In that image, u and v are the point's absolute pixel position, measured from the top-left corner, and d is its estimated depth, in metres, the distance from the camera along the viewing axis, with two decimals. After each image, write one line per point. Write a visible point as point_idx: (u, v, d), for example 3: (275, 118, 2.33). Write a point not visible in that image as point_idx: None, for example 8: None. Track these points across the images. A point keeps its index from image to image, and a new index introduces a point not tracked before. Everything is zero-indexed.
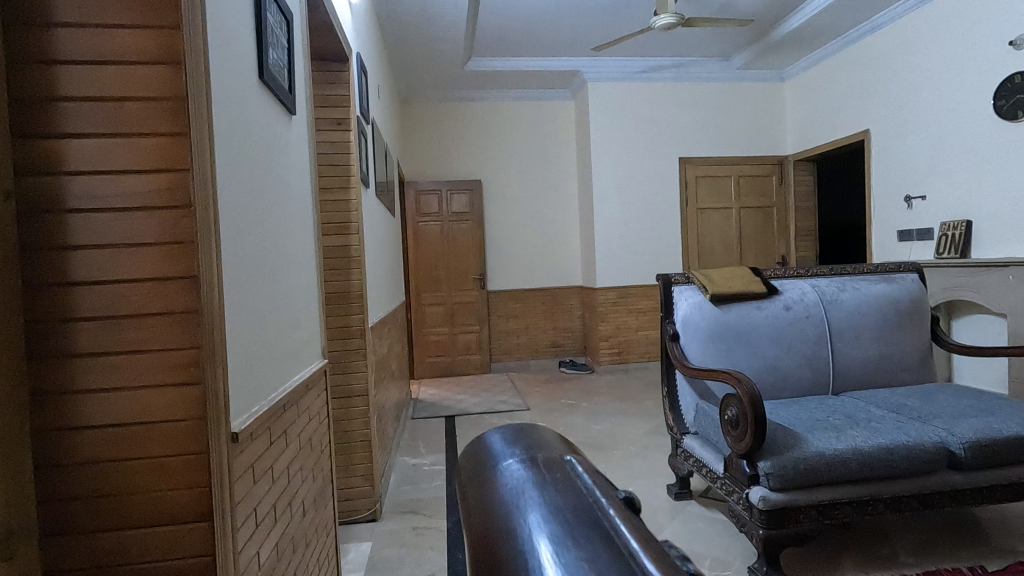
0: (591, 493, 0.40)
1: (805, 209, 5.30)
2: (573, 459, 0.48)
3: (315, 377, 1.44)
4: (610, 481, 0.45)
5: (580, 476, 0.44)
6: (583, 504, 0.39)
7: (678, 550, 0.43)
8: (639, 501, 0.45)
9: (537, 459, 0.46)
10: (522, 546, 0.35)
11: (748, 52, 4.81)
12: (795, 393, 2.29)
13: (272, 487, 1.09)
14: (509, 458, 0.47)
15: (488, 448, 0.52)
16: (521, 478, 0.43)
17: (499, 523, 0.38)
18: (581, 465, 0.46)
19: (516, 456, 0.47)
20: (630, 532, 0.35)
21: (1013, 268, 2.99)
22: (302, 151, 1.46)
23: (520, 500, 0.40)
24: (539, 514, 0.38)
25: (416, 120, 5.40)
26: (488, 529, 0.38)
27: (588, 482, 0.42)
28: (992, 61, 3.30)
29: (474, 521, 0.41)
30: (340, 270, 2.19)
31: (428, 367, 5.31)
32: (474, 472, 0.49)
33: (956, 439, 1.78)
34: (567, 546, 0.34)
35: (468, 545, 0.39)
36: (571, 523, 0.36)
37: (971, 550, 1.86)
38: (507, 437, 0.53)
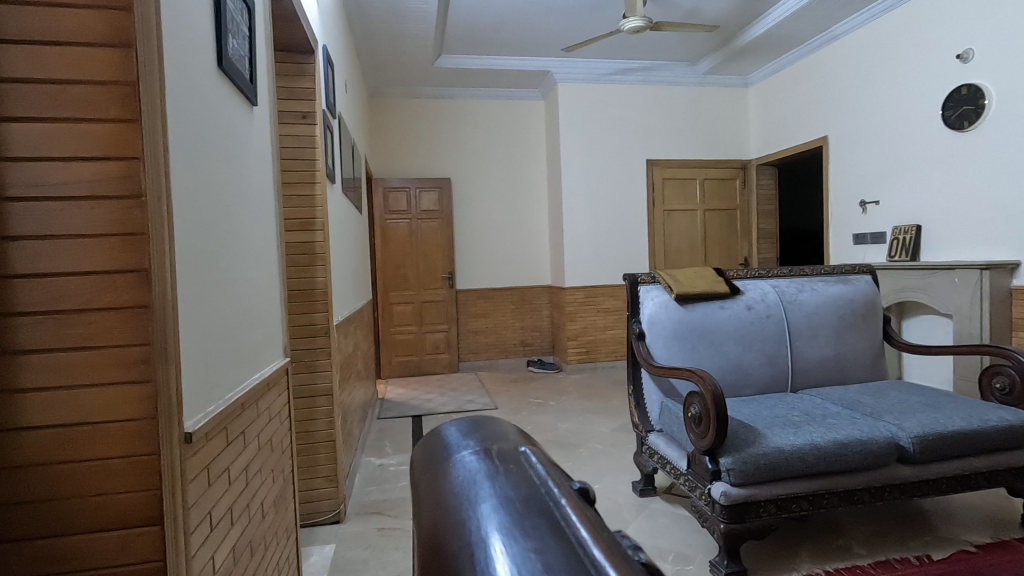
0: (544, 483, 0.40)
1: (767, 212, 5.45)
2: (528, 450, 0.48)
3: (276, 376, 1.41)
4: (564, 473, 0.44)
5: (533, 467, 0.44)
6: (535, 494, 0.38)
7: (631, 540, 0.43)
8: (593, 492, 0.45)
9: (492, 449, 0.46)
10: (470, 537, 0.34)
11: (713, 58, 4.92)
12: (756, 390, 2.34)
13: (229, 489, 1.06)
14: (463, 450, 0.47)
15: (443, 439, 0.52)
16: (474, 469, 0.43)
17: (449, 515, 0.38)
18: (536, 456, 0.46)
19: (471, 448, 0.47)
20: (581, 521, 0.35)
21: (959, 271, 3.13)
22: (264, 144, 1.43)
23: (473, 489, 0.40)
24: (491, 502, 0.37)
25: (385, 116, 5.33)
26: (439, 522, 0.38)
27: (542, 473, 0.42)
28: (942, 72, 3.45)
29: (425, 511, 0.40)
30: (305, 267, 2.14)
31: (395, 367, 5.25)
32: (428, 462, 0.48)
33: (906, 434, 1.86)
34: (516, 536, 0.33)
35: (417, 538, 0.38)
36: (521, 513, 0.36)
37: (919, 540, 1.94)
38: (463, 429, 0.53)
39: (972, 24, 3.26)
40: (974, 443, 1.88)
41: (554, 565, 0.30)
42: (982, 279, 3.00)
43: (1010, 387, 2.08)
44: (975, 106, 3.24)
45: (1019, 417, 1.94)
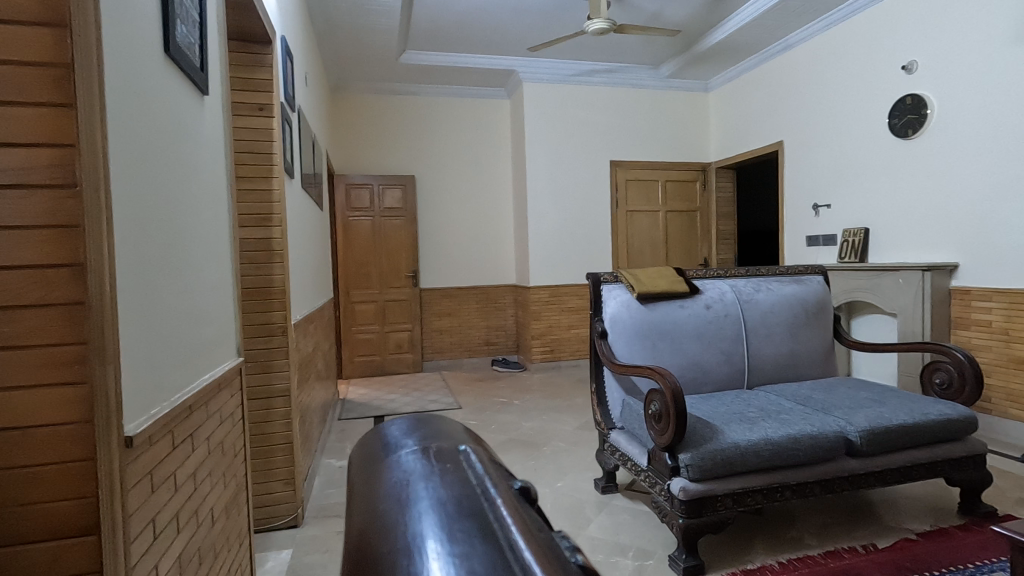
0: (480, 483, 0.40)
1: (726, 214, 5.59)
2: (469, 449, 0.47)
3: (228, 376, 1.36)
4: (503, 473, 0.44)
5: (472, 465, 0.44)
6: (468, 493, 0.38)
7: (569, 541, 0.43)
8: (534, 491, 0.45)
9: (432, 448, 0.46)
10: (401, 540, 0.34)
11: (675, 63, 5.01)
12: (714, 387, 2.40)
13: (175, 495, 1.01)
14: (404, 448, 0.47)
15: (384, 437, 0.52)
16: (412, 468, 0.43)
17: (383, 515, 0.37)
18: (476, 455, 0.46)
19: (411, 445, 0.47)
20: (513, 522, 0.35)
21: (903, 272, 3.27)
22: (216, 136, 1.37)
23: (408, 488, 0.40)
24: (424, 502, 0.37)
25: (347, 111, 5.22)
26: (370, 523, 0.38)
27: (479, 472, 0.42)
28: (889, 83, 3.62)
29: (360, 510, 0.40)
30: (261, 264, 2.07)
31: (357, 367, 5.16)
32: (367, 460, 0.48)
33: (853, 428, 1.94)
34: (446, 538, 0.33)
35: (348, 538, 0.38)
36: (453, 515, 0.35)
37: (865, 530, 2.02)
38: (406, 427, 0.53)
39: (916, 36, 3.43)
40: (916, 436, 1.98)
41: (479, 568, 0.30)
42: (924, 280, 3.16)
43: (950, 382, 2.19)
44: (919, 115, 3.41)
45: (956, 411, 2.05)
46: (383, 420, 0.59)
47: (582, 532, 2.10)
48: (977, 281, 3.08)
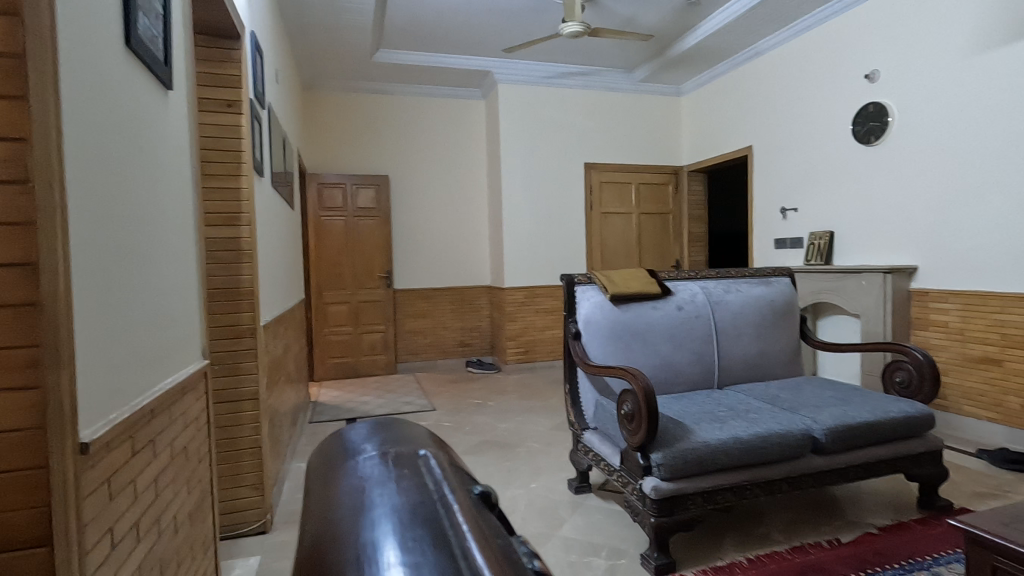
0: (436, 489, 0.41)
1: (698, 217, 5.68)
2: (428, 454, 0.48)
3: (193, 379, 1.32)
4: (462, 480, 0.45)
5: (431, 471, 0.44)
6: (425, 500, 0.39)
7: (528, 547, 0.44)
8: (494, 496, 0.46)
9: (391, 455, 0.46)
10: (358, 550, 0.35)
11: (648, 67, 5.08)
12: (686, 387, 2.43)
13: (135, 502, 0.98)
14: (365, 454, 0.47)
15: (346, 443, 0.52)
16: (371, 475, 0.43)
17: (341, 523, 0.38)
18: (436, 460, 0.47)
19: (372, 452, 0.47)
20: (469, 530, 0.35)
21: (866, 274, 3.38)
22: (181, 133, 1.34)
23: (366, 495, 0.40)
24: (380, 510, 0.38)
25: (320, 109, 5.14)
26: (327, 531, 0.38)
27: (438, 477, 0.43)
28: (853, 91, 3.73)
29: (317, 517, 0.40)
30: (229, 264, 2.02)
31: (329, 368, 5.09)
32: (328, 466, 0.48)
33: (819, 426, 1.99)
34: (400, 549, 0.33)
35: (303, 547, 0.38)
36: (407, 524, 0.36)
37: (830, 526, 2.07)
38: (368, 432, 0.53)
39: (879, 46, 3.54)
40: (878, 433, 2.04)
41: None
42: (886, 282, 3.27)
43: (909, 380, 2.27)
44: (881, 122, 3.52)
45: (916, 408, 2.12)
46: (350, 423, 0.59)
47: (555, 532, 2.11)
48: (935, 283, 3.19)
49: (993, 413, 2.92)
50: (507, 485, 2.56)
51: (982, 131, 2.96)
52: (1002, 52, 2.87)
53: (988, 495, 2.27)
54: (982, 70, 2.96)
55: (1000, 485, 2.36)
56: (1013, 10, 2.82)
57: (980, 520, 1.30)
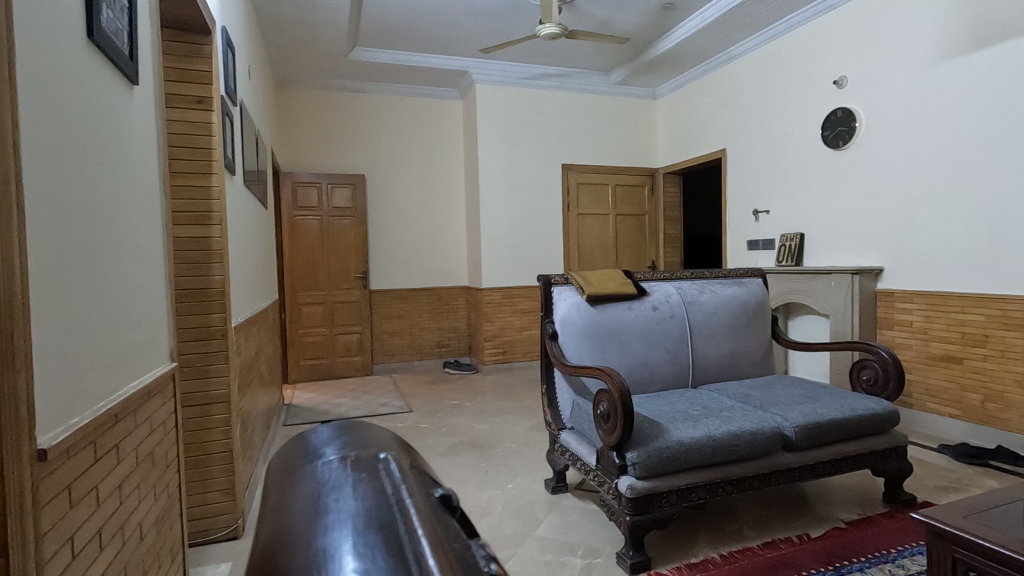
0: (394, 492, 0.40)
1: (673, 218, 5.76)
2: (389, 456, 0.47)
3: (160, 382, 1.29)
4: (423, 482, 0.44)
5: (390, 473, 0.43)
6: (382, 504, 0.38)
7: (487, 549, 0.43)
8: (456, 497, 0.45)
9: (351, 459, 0.45)
10: (312, 557, 0.34)
11: (625, 69, 5.13)
12: (661, 386, 2.46)
13: (97, 511, 0.95)
14: (326, 457, 0.46)
15: (310, 445, 0.51)
16: (329, 481, 0.42)
17: (297, 530, 0.37)
18: (396, 462, 0.46)
19: (333, 455, 0.46)
20: (425, 534, 0.35)
21: (834, 275, 3.47)
22: (147, 130, 1.30)
23: (322, 502, 0.39)
24: (335, 517, 0.37)
25: (294, 106, 5.06)
26: (283, 538, 0.37)
27: (396, 480, 0.42)
28: (822, 96, 3.82)
29: (273, 525, 0.39)
30: (198, 264, 1.97)
31: (303, 370, 5.01)
32: (289, 469, 0.47)
33: (789, 424, 2.03)
34: (353, 555, 0.33)
35: (258, 554, 0.37)
36: (362, 529, 0.35)
37: (800, 521, 2.12)
38: (332, 435, 0.52)
39: (847, 53, 3.64)
40: (845, 430, 2.09)
41: None
42: (853, 283, 3.36)
43: (875, 378, 2.33)
44: (848, 127, 3.62)
45: (881, 405, 2.18)
46: (318, 425, 0.58)
47: (532, 533, 2.11)
48: (900, 284, 3.30)
49: (954, 410, 3.03)
50: (484, 486, 2.55)
51: (944, 136, 3.07)
52: (962, 61, 2.98)
53: (950, 488, 2.35)
54: (943, 77, 3.06)
55: (960, 479, 2.44)
56: (972, 20, 2.92)
57: (941, 513, 1.34)
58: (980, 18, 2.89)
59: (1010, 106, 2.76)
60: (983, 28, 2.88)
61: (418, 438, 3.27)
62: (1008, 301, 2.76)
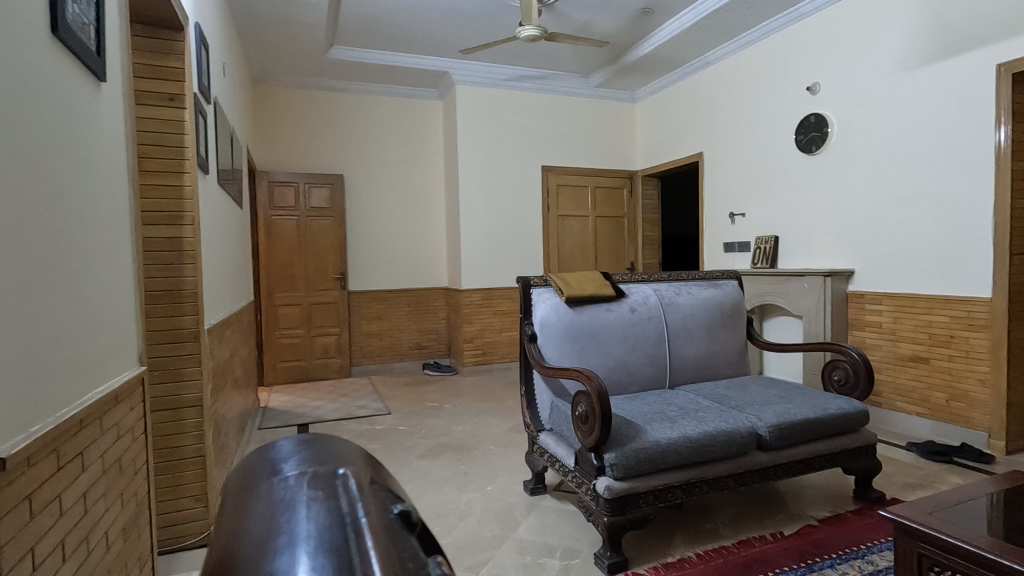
0: (348, 511, 0.39)
1: (652, 221, 5.81)
2: (347, 472, 0.46)
3: (128, 387, 1.25)
4: (380, 497, 0.43)
5: (347, 490, 0.42)
6: (336, 526, 0.37)
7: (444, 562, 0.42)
8: (413, 511, 0.44)
9: (307, 477, 0.44)
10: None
11: (604, 73, 5.16)
12: (638, 387, 2.49)
13: (60, 520, 0.92)
14: (283, 477, 0.45)
15: (269, 460, 0.49)
16: (284, 502, 0.41)
17: (249, 556, 0.35)
18: (356, 478, 0.45)
19: (290, 474, 0.45)
20: (377, 555, 0.34)
21: (808, 277, 3.54)
22: (115, 128, 1.26)
23: (277, 523, 0.38)
24: (285, 542, 0.36)
25: (271, 105, 4.99)
26: (234, 562, 0.35)
27: (353, 498, 0.41)
28: (796, 102, 3.90)
29: (223, 547, 0.38)
30: (169, 265, 1.93)
31: (280, 373, 4.94)
32: (247, 485, 0.46)
33: (763, 424, 2.07)
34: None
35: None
36: (314, 553, 0.34)
37: (774, 519, 2.16)
38: (291, 448, 0.51)
39: (820, 61, 3.72)
40: (817, 429, 2.14)
41: None
42: (825, 285, 3.43)
43: (847, 378, 2.39)
44: (821, 132, 3.70)
45: (852, 405, 2.24)
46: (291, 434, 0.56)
47: (511, 535, 2.11)
48: (870, 286, 3.38)
49: (921, 409, 3.11)
50: (463, 489, 2.54)
51: (912, 142, 3.16)
52: (928, 70, 3.07)
53: (917, 485, 2.42)
54: (912, 84, 3.15)
55: (927, 476, 2.52)
56: (938, 31, 3.02)
57: (908, 510, 1.38)
58: (945, 28, 2.99)
59: (973, 114, 2.86)
60: (948, 39, 2.97)
61: (397, 441, 3.24)
62: (972, 303, 2.85)
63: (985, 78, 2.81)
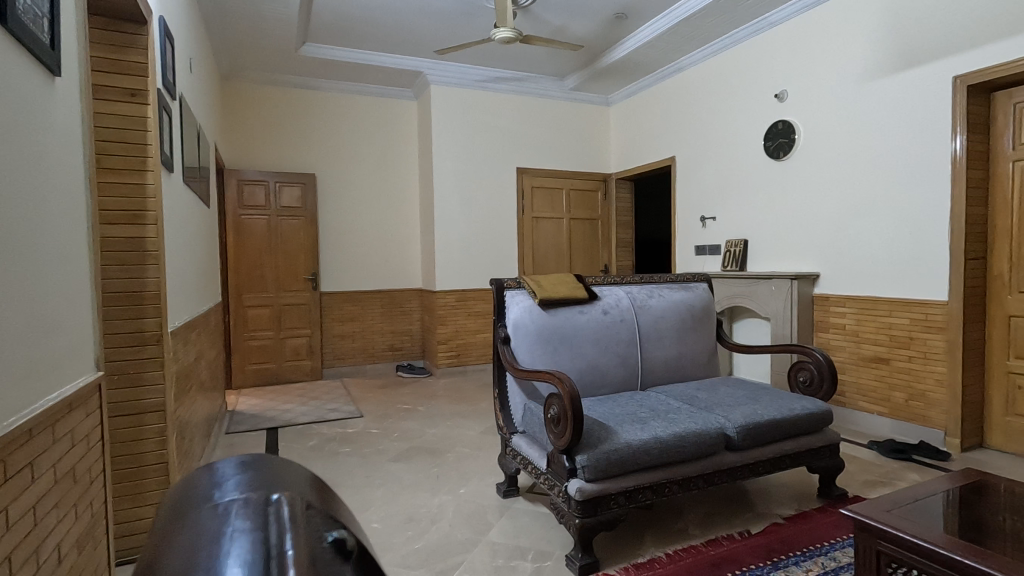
0: (268, 551, 0.28)
1: (625, 223, 5.87)
2: (282, 497, 0.36)
3: (83, 393, 1.21)
4: (320, 523, 0.33)
5: (278, 521, 0.32)
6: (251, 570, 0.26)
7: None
8: (366, 539, 0.34)
9: (232, 509, 0.34)
10: None
11: (579, 77, 5.20)
12: (610, 389, 2.51)
13: (7, 536, 0.88)
14: (206, 511, 0.35)
15: (198, 488, 0.40)
16: (197, 545, 0.31)
17: None
18: (291, 505, 0.34)
19: (214, 508, 0.35)
20: None
21: (775, 281, 3.63)
22: (70, 123, 1.22)
23: (185, 566, 0.29)
24: None
25: (240, 101, 4.89)
26: None
27: (281, 530, 0.31)
28: (765, 109, 3.99)
29: None
30: (131, 266, 1.87)
31: (248, 375, 4.84)
32: (166, 521, 0.36)
33: (732, 425, 2.11)
34: None
35: None
36: None
37: (742, 518, 2.20)
38: (226, 473, 0.41)
39: (788, 69, 3.81)
40: (784, 429, 2.19)
41: None
42: (792, 288, 3.52)
43: (812, 379, 2.45)
44: (789, 139, 3.79)
45: (816, 405, 2.29)
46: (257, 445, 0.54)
47: (483, 538, 2.10)
48: (834, 289, 3.48)
49: (882, 408, 3.21)
50: (435, 492, 2.52)
51: (874, 150, 3.26)
52: (890, 80, 3.17)
53: (877, 482, 2.50)
54: (875, 93, 3.25)
55: (887, 473, 2.60)
56: (899, 44, 3.12)
57: (867, 509, 1.42)
58: (904, 41, 3.09)
59: (931, 124, 2.96)
60: (908, 51, 3.08)
61: (368, 444, 3.20)
62: (930, 306, 2.96)
63: (943, 90, 2.91)
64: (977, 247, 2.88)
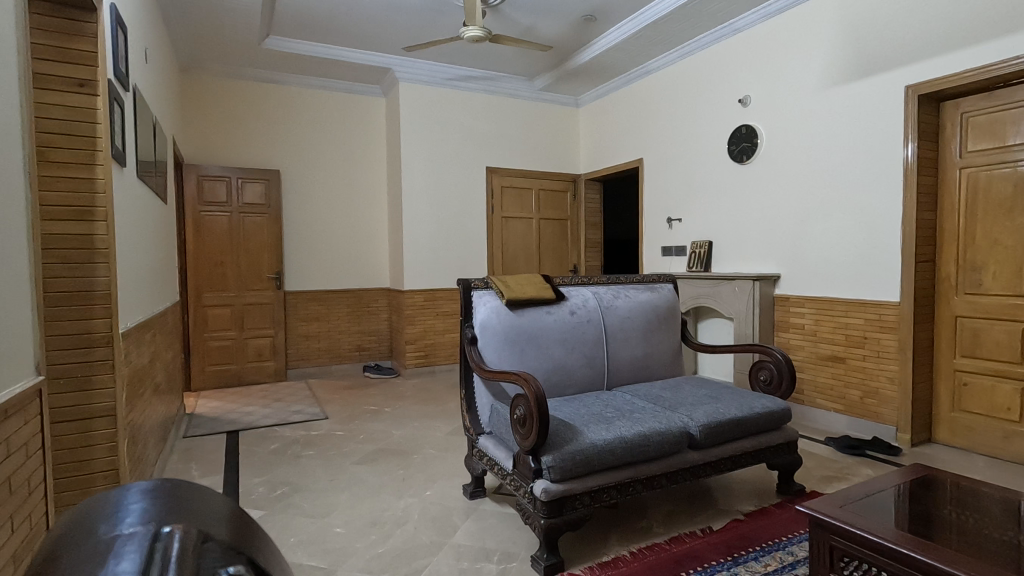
0: None
1: (594, 224, 5.92)
2: (175, 532, 0.35)
3: (21, 399, 1.14)
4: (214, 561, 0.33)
5: (168, 555, 0.32)
6: None
7: None
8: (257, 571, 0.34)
9: (119, 544, 0.34)
10: None
11: (548, 77, 5.22)
12: (577, 388, 2.52)
13: None
14: (94, 545, 0.34)
15: (97, 516, 0.39)
16: None
17: None
18: (184, 539, 0.35)
19: (103, 542, 0.34)
20: None
21: (738, 282, 3.71)
22: (8, 113, 1.15)
23: None
24: None
25: (201, 94, 4.73)
26: None
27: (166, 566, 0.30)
28: (729, 114, 4.08)
29: None
30: (79, 264, 1.79)
31: (208, 377, 4.69)
32: (54, 550, 0.35)
33: (694, 424, 2.14)
34: None
35: None
36: None
37: (704, 515, 2.24)
38: (127, 505, 0.40)
39: (751, 76, 3.91)
40: (744, 427, 2.23)
41: None
42: (754, 289, 3.61)
43: (772, 378, 2.51)
44: (751, 143, 3.88)
45: (776, 404, 2.35)
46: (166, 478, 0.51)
47: (448, 540, 2.08)
48: (794, 290, 3.58)
49: (838, 405, 3.32)
50: (400, 494, 2.49)
51: (831, 155, 3.36)
52: (847, 89, 3.27)
53: (833, 477, 2.58)
54: (832, 101, 3.35)
55: (842, 469, 2.69)
56: (855, 54, 3.23)
57: (822, 504, 1.46)
58: (861, 51, 3.20)
59: (885, 132, 3.07)
60: (863, 61, 3.19)
61: (332, 447, 3.14)
62: (883, 307, 3.07)
63: (896, 99, 3.02)
64: (927, 250, 3.00)
